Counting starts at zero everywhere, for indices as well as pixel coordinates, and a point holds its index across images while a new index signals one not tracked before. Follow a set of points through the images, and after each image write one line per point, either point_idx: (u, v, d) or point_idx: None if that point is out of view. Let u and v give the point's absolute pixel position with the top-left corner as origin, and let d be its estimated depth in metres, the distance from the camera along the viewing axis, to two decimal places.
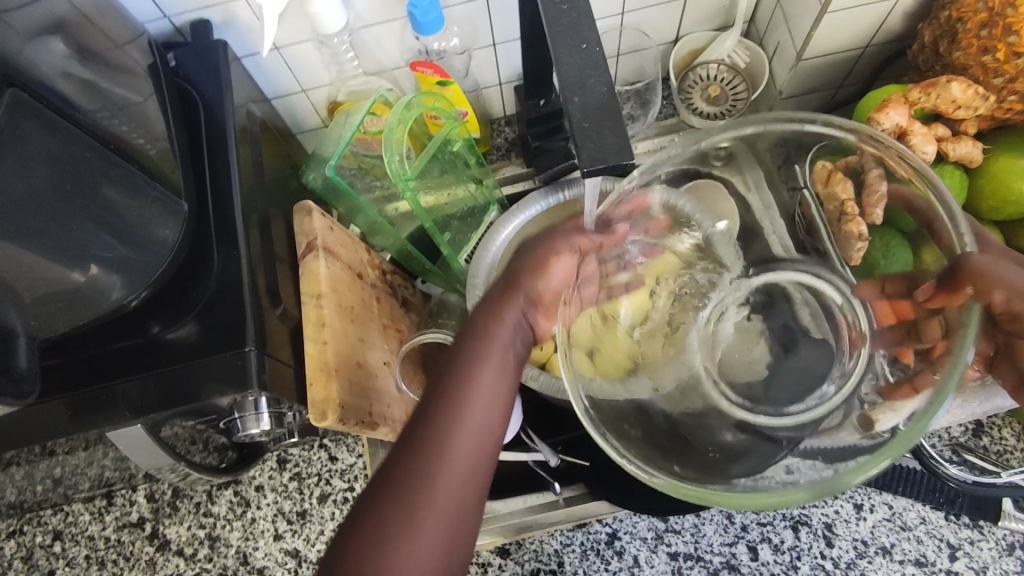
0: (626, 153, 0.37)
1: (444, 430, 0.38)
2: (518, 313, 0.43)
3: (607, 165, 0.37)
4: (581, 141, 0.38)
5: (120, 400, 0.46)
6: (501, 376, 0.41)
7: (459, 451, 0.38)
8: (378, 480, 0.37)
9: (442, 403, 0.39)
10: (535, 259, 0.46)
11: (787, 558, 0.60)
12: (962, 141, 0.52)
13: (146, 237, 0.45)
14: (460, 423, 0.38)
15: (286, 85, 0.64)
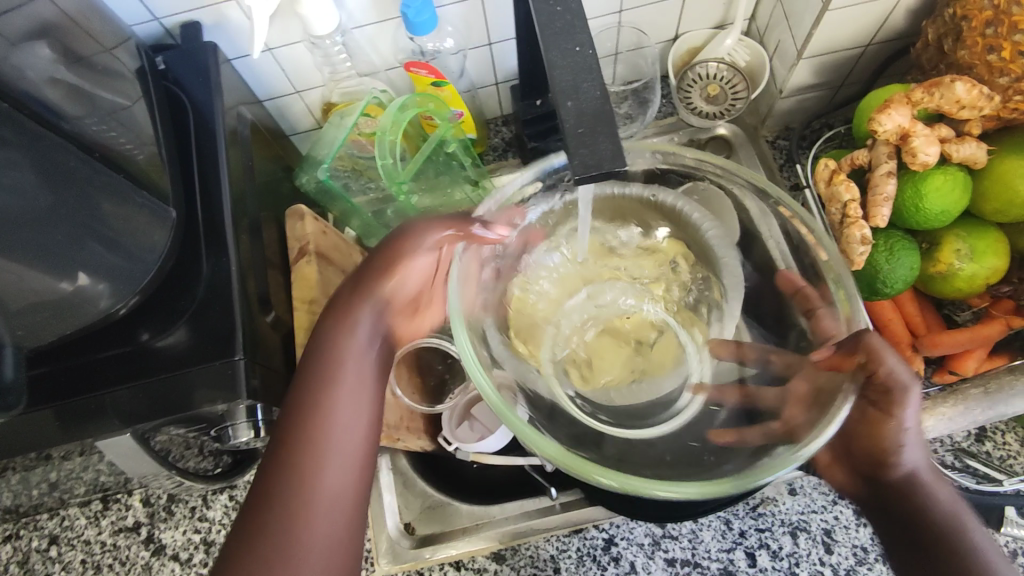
0: (620, 160, 0.36)
1: (310, 455, 0.41)
2: (367, 322, 0.45)
3: (601, 172, 0.36)
4: (574, 147, 0.37)
5: (109, 409, 0.46)
6: (356, 394, 0.43)
7: (325, 476, 0.41)
8: (252, 499, 0.40)
9: (303, 428, 0.42)
10: (383, 262, 0.45)
11: (786, 565, 0.59)
12: (966, 142, 0.51)
13: (134, 244, 0.44)
14: (323, 451, 0.41)
15: (279, 86, 0.63)
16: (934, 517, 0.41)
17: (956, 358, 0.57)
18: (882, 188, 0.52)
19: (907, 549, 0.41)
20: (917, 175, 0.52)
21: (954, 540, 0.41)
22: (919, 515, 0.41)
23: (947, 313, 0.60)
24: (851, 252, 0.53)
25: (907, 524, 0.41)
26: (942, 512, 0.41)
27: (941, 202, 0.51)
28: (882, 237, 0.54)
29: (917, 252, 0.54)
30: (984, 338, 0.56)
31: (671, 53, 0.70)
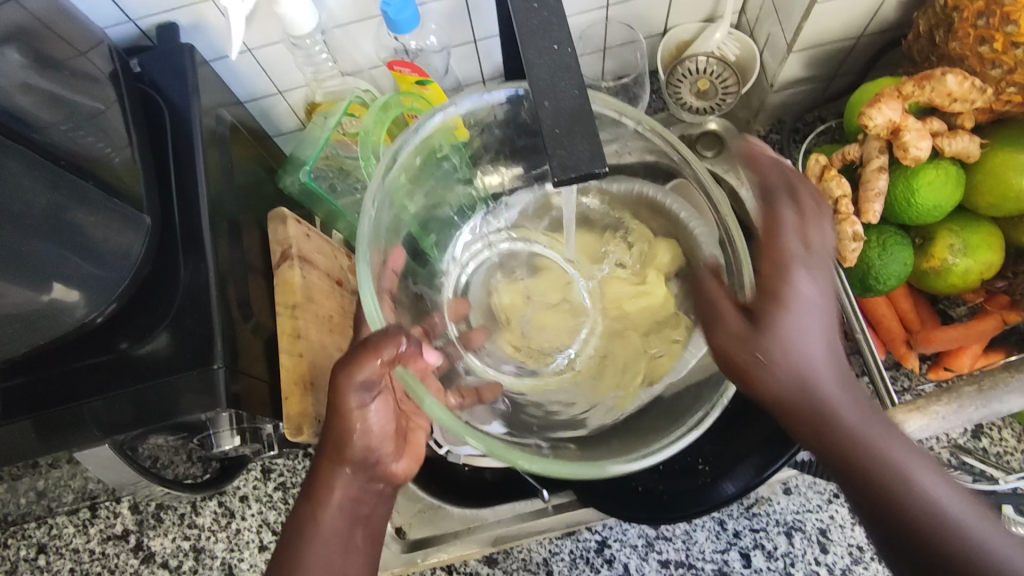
0: (599, 161, 0.36)
1: (302, 533, 0.45)
2: (346, 475, 0.47)
3: (579, 174, 0.35)
4: (552, 148, 0.36)
5: (88, 419, 0.45)
6: (334, 552, 0.45)
7: (310, 561, 0.45)
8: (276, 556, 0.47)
9: (300, 515, 0.46)
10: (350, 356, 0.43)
11: (781, 565, 0.58)
12: (959, 136, 0.49)
13: (110, 252, 0.43)
14: (307, 538, 0.45)
15: (260, 87, 0.62)
16: (829, 421, 0.36)
17: (950, 354, 0.56)
18: (873, 183, 0.51)
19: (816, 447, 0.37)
20: (909, 170, 0.51)
21: (802, 407, 0.36)
22: (809, 415, 0.36)
23: (942, 308, 0.59)
24: (844, 249, 0.52)
25: (793, 401, 0.36)
26: (806, 358, 0.36)
27: (934, 197, 0.50)
28: (874, 232, 0.53)
29: (910, 248, 0.53)
30: (979, 334, 0.55)
31: (660, 48, 0.69)
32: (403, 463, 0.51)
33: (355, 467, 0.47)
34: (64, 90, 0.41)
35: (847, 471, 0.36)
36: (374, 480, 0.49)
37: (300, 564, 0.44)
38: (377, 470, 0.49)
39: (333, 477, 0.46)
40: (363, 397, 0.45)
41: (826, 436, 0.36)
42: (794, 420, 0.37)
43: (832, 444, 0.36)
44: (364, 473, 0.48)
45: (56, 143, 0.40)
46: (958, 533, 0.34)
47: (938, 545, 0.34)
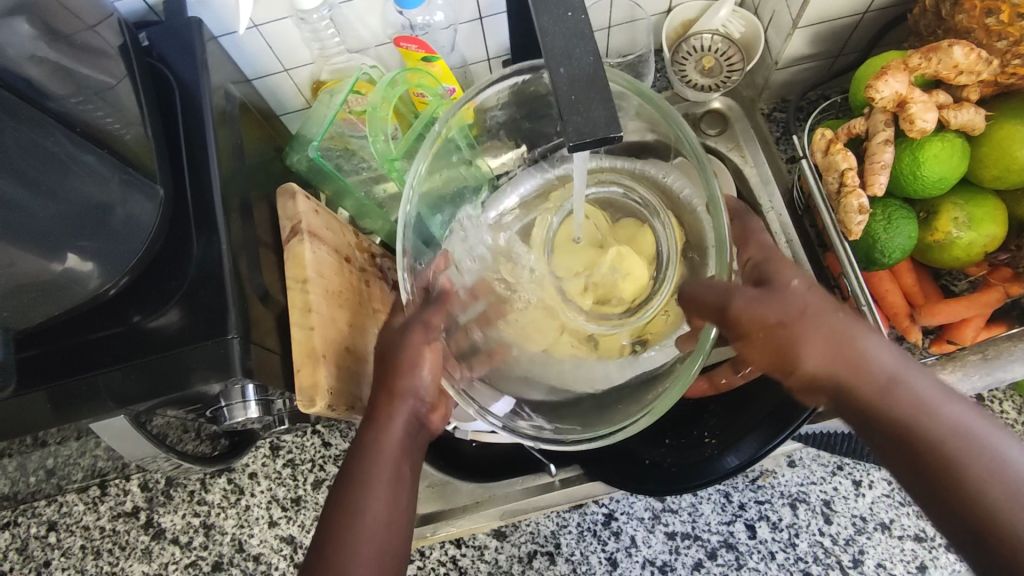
0: (614, 126, 0.36)
1: (365, 473, 0.44)
2: (403, 415, 0.48)
3: (594, 139, 0.36)
4: (567, 115, 0.36)
5: (102, 391, 0.45)
6: (395, 486, 0.45)
7: (376, 498, 0.44)
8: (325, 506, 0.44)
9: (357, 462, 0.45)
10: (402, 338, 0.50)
11: (786, 536, 0.59)
12: (965, 108, 0.50)
13: (124, 224, 0.43)
14: (366, 482, 0.44)
15: (267, 65, 0.62)
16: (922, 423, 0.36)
17: (954, 327, 0.57)
18: (878, 156, 0.51)
19: (928, 490, 0.35)
20: (915, 142, 0.51)
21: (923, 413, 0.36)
22: (925, 442, 0.36)
23: (945, 283, 0.60)
24: (849, 222, 0.53)
25: (937, 411, 0.36)
26: (937, 411, 0.36)
27: (940, 169, 0.51)
28: (880, 205, 0.54)
29: (915, 220, 0.54)
30: (981, 306, 0.56)
31: (665, 26, 0.69)
32: (437, 416, 0.51)
33: (408, 403, 0.48)
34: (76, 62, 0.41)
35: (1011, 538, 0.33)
36: (419, 425, 0.49)
37: (368, 486, 0.44)
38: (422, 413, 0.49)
39: (388, 412, 0.47)
40: (413, 359, 0.49)
41: (963, 464, 0.35)
42: (906, 432, 0.36)
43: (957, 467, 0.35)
44: (416, 414, 0.49)
45: (70, 113, 0.40)
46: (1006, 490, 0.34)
47: None
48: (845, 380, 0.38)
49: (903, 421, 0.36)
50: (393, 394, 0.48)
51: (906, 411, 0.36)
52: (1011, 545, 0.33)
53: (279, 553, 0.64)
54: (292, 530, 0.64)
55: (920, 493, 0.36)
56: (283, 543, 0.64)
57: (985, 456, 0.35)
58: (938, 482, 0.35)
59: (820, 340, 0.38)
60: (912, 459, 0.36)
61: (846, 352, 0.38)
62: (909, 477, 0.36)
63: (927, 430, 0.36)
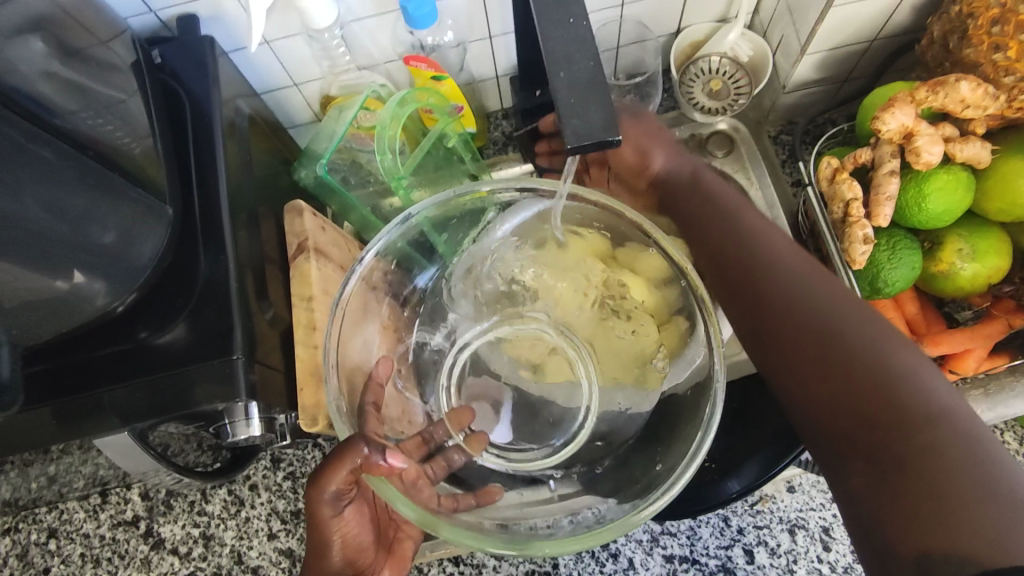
0: (615, 129, 0.36)
1: None
2: None
3: (595, 145, 0.36)
4: (570, 137, 0.36)
5: (107, 407, 0.46)
6: None
7: None
8: None
9: None
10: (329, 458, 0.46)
11: (784, 562, 0.59)
12: (971, 141, 0.50)
13: (133, 241, 0.43)
14: None
15: (277, 79, 0.63)
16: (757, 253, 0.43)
17: (956, 357, 0.57)
18: (884, 187, 0.51)
19: (819, 392, 0.36)
20: (920, 174, 0.51)
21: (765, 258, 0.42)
22: (756, 274, 0.42)
23: (948, 311, 0.60)
24: (852, 252, 0.53)
25: (823, 312, 0.38)
26: (830, 313, 0.38)
27: (944, 202, 0.51)
28: (884, 235, 0.54)
29: (918, 252, 0.54)
30: (985, 337, 0.56)
31: (673, 47, 0.69)
32: (387, 571, 0.55)
33: (342, 574, 0.52)
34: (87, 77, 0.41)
35: (850, 388, 0.35)
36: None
37: None
38: (357, 565, 0.53)
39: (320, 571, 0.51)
40: (336, 508, 0.49)
41: (852, 364, 0.36)
42: (809, 341, 0.38)
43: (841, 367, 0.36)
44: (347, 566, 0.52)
45: (79, 130, 0.40)
46: (846, 329, 0.37)
47: (869, 424, 0.34)
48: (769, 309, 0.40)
49: (809, 338, 0.38)
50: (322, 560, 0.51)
51: (815, 322, 0.38)
52: (824, 351, 0.37)
53: (277, 566, 0.64)
54: (291, 543, 0.64)
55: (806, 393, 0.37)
56: (282, 556, 0.64)
57: (864, 343, 0.36)
58: (825, 379, 0.36)
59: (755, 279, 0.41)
60: (811, 364, 0.37)
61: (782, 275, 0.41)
62: (806, 388, 0.37)
63: (819, 331, 0.37)
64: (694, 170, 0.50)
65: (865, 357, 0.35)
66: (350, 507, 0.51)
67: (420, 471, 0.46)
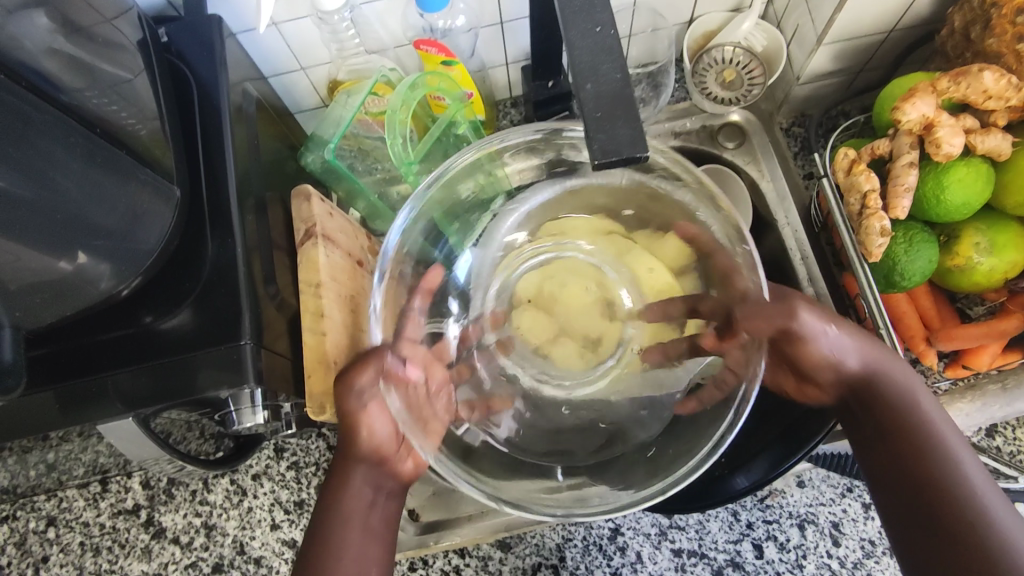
0: (641, 145, 0.35)
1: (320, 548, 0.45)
2: (360, 481, 0.47)
3: (620, 157, 0.35)
4: (592, 132, 0.36)
5: (111, 392, 0.45)
6: (364, 548, 0.45)
7: None
8: None
9: (315, 541, 0.45)
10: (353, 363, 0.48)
11: (793, 557, 0.59)
12: (992, 133, 0.49)
13: (138, 222, 0.42)
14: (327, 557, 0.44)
15: (284, 62, 0.62)
16: (886, 407, 0.46)
17: (971, 352, 0.56)
18: (902, 179, 0.51)
19: (910, 507, 0.43)
20: (940, 166, 0.51)
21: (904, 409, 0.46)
22: (889, 411, 0.46)
23: (962, 307, 0.60)
24: (870, 244, 0.52)
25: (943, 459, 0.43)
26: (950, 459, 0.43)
27: (964, 194, 0.50)
28: (901, 228, 0.53)
29: (934, 245, 0.53)
30: (999, 333, 0.55)
31: (686, 37, 0.69)
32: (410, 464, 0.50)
33: (368, 462, 0.48)
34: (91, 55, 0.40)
35: (949, 553, 0.41)
36: (384, 482, 0.48)
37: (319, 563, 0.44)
38: (389, 467, 0.49)
39: (351, 465, 0.47)
40: (364, 403, 0.47)
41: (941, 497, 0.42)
42: (921, 474, 0.43)
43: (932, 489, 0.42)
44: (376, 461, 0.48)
45: (82, 107, 0.39)
46: (959, 481, 0.42)
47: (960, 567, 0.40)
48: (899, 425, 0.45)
49: (918, 463, 0.44)
50: (350, 458, 0.48)
51: (923, 459, 0.44)
52: (938, 507, 0.42)
53: (280, 557, 0.63)
54: (294, 533, 0.63)
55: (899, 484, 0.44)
56: (285, 546, 0.63)
57: (967, 490, 0.42)
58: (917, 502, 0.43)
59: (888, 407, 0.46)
60: (910, 481, 0.44)
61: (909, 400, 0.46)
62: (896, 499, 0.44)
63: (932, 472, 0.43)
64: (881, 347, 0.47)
65: (974, 522, 0.41)
66: (375, 400, 0.48)
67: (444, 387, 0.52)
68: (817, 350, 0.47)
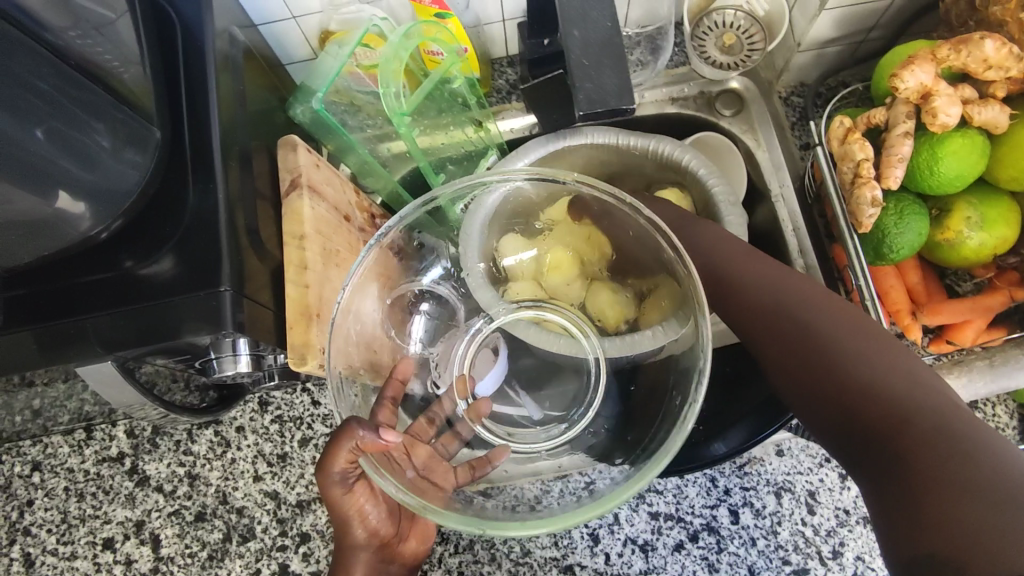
0: (623, 98, 0.46)
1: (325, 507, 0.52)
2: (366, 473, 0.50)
3: (605, 108, 0.46)
4: (581, 81, 0.46)
5: (91, 335, 0.45)
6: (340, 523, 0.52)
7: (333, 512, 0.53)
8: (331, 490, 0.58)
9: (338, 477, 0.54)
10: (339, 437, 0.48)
11: (768, 523, 0.59)
12: (990, 104, 0.49)
13: (116, 165, 0.41)
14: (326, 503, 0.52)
15: (273, 9, 0.61)
16: (840, 367, 0.42)
17: (954, 327, 0.56)
18: (895, 149, 0.50)
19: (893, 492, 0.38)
20: (935, 136, 0.50)
21: (843, 358, 0.43)
22: (844, 377, 0.42)
23: (950, 282, 0.59)
24: (861, 214, 0.51)
25: (827, 340, 0.44)
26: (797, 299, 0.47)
27: (957, 166, 0.50)
28: (892, 199, 0.53)
29: (925, 217, 0.53)
30: (984, 309, 0.55)
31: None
32: (412, 542, 0.57)
33: (370, 548, 0.54)
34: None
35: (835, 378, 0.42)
36: (388, 561, 0.55)
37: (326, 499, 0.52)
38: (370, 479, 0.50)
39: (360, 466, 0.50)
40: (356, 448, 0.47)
41: (939, 467, 0.36)
42: (823, 363, 0.43)
43: (934, 461, 0.36)
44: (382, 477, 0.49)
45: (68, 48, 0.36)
46: (844, 347, 0.43)
47: (815, 352, 0.44)
48: (815, 350, 0.44)
49: (822, 368, 0.43)
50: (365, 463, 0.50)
51: (845, 368, 0.42)
52: (830, 368, 0.43)
53: (262, 508, 0.63)
54: (277, 485, 0.64)
55: (791, 379, 0.45)
56: (267, 498, 0.63)
57: (861, 378, 0.41)
58: (915, 512, 0.36)
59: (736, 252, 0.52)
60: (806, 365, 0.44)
61: (759, 286, 0.49)
62: (797, 374, 0.45)
63: (841, 381, 0.42)
64: (813, 316, 0.45)
65: (873, 383, 0.41)
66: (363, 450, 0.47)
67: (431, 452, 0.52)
68: (795, 332, 0.46)
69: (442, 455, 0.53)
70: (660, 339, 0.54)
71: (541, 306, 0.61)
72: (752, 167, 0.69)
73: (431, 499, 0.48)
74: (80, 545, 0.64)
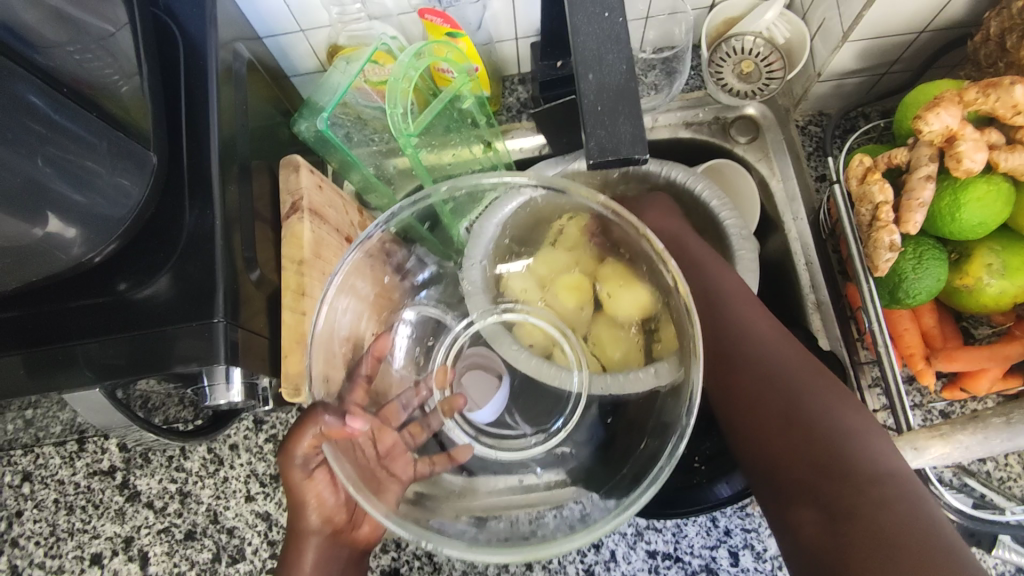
0: (639, 146, 0.39)
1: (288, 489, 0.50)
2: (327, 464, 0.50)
3: (618, 157, 0.38)
4: (593, 127, 0.39)
5: (80, 360, 0.44)
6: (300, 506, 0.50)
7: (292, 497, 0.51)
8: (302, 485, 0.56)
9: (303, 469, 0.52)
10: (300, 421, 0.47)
11: (769, 567, 0.58)
12: (1018, 151, 0.47)
13: (110, 189, 0.40)
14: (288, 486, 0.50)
15: (282, 22, 0.60)
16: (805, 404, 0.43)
17: (969, 375, 0.55)
18: (916, 193, 0.48)
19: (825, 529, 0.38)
20: (959, 182, 0.48)
21: (805, 397, 0.43)
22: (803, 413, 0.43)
23: (966, 325, 0.58)
24: (878, 258, 0.50)
25: (783, 377, 0.45)
26: (769, 348, 0.47)
27: (982, 213, 0.48)
28: (911, 243, 0.51)
29: (945, 263, 0.51)
30: (1003, 358, 0.53)
31: (705, 23, 0.65)
32: (365, 528, 0.54)
33: (321, 534, 0.51)
34: (82, 10, 0.36)
35: (796, 413, 0.43)
36: (341, 547, 0.52)
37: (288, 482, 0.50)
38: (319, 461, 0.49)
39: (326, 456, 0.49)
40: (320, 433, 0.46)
41: (886, 515, 0.37)
42: (778, 389, 0.45)
43: (864, 499, 0.37)
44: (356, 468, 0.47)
45: (59, 66, 0.35)
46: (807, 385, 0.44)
47: (782, 385, 0.45)
48: (778, 379, 0.45)
49: (779, 396, 0.44)
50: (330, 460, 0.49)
51: (809, 402, 0.43)
52: (792, 400, 0.43)
53: (253, 529, 0.62)
54: (268, 507, 0.62)
55: (752, 440, 0.45)
56: (258, 519, 0.62)
57: (821, 418, 0.42)
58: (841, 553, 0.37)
59: (710, 284, 0.53)
60: (765, 390, 0.45)
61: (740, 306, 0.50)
62: (748, 393, 0.46)
63: (806, 415, 0.42)
64: (784, 349, 0.47)
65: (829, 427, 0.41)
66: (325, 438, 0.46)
67: (397, 440, 0.51)
68: (766, 358, 0.47)
69: (406, 447, 0.51)
70: (660, 379, 0.50)
71: (558, 336, 0.56)
72: (766, 197, 0.67)
73: (387, 498, 0.46)
74: (68, 560, 0.63)
